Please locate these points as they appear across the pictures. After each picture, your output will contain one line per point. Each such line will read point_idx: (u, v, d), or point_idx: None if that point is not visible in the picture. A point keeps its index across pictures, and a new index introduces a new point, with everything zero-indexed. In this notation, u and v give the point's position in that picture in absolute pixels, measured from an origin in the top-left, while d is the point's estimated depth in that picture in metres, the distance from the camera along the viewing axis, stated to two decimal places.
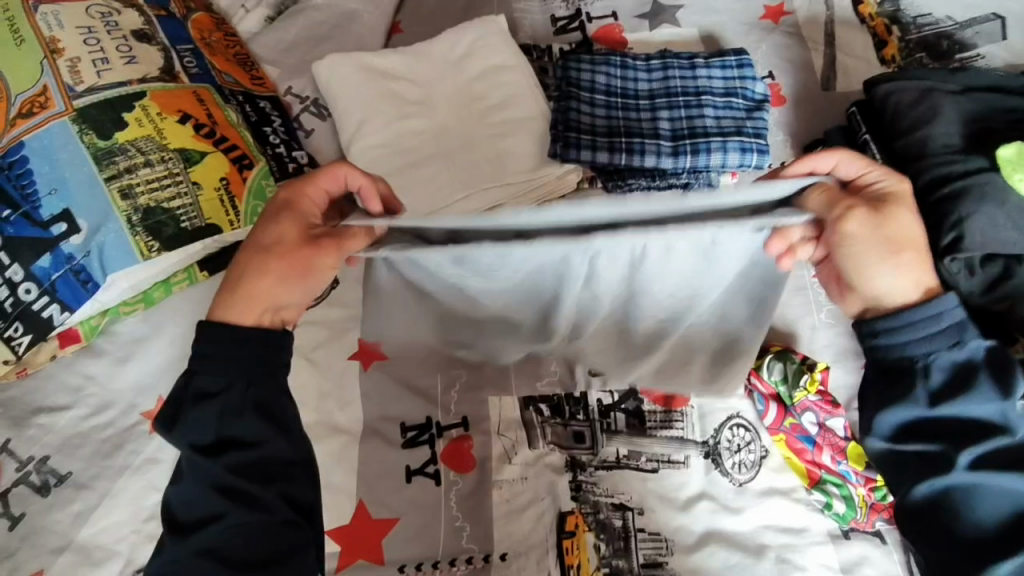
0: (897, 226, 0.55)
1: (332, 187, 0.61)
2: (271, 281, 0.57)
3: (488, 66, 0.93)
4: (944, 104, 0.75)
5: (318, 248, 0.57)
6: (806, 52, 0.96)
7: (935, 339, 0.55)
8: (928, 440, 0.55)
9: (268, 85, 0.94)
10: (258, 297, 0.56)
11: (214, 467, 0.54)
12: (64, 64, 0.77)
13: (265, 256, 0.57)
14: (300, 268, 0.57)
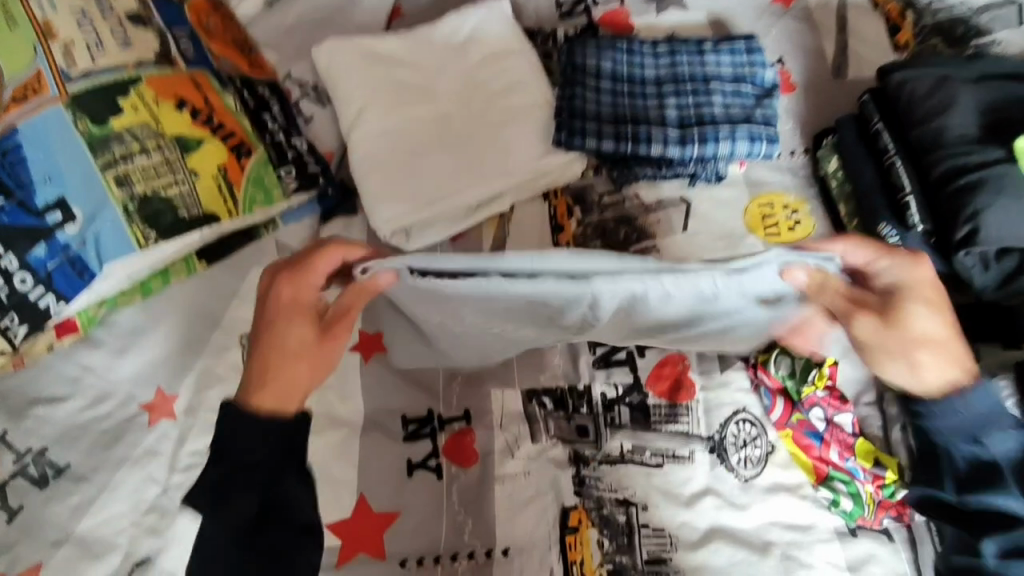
0: (914, 325, 0.57)
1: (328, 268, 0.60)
2: (297, 381, 0.60)
3: (491, 52, 0.91)
4: (959, 94, 0.73)
5: (331, 339, 0.62)
6: (817, 38, 0.93)
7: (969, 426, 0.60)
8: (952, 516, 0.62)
9: (266, 70, 0.92)
10: (291, 392, 0.59)
11: (227, 529, 0.55)
12: (57, 47, 0.75)
13: (286, 362, 0.59)
14: (321, 361, 0.62)
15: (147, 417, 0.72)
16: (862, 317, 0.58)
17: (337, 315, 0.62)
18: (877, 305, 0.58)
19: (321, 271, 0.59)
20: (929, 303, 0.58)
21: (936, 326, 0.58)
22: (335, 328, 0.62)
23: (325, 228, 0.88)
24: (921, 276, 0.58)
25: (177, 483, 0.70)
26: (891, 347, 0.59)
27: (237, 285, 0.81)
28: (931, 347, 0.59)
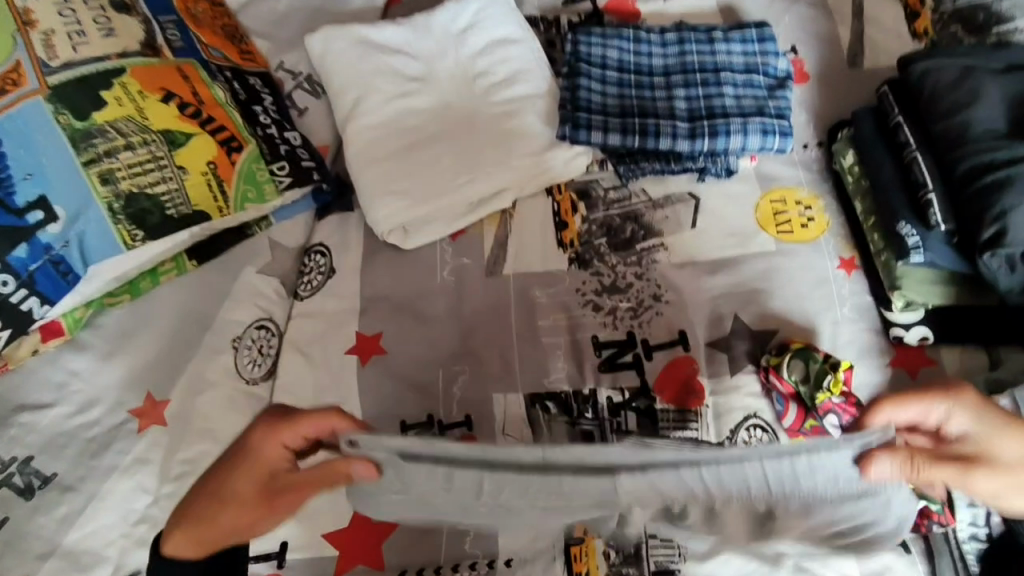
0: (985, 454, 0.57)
1: (310, 430, 0.56)
2: (226, 529, 0.58)
3: (492, 41, 0.87)
4: (987, 84, 0.71)
5: (278, 507, 0.57)
6: (832, 25, 0.90)
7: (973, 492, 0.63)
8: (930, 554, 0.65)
9: (258, 60, 0.89)
10: (205, 543, 0.58)
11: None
12: (37, 37, 0.72)
13: (223, 507, 0.57)
14: (270, 512, 0.57)
15: (137, 423, 0.70)
16: (999, 476, 0.57)
17: (287, 485, 0.57)
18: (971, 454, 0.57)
19: (302, 430, 0.56)
20: (1010, 429, 0.58)
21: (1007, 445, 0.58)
22: (278, 501, 0.57)
23: (320, 224, 0.85)
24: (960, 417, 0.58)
25: (168, 493, 0.67)
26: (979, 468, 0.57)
27: (229, 284, 0.78)
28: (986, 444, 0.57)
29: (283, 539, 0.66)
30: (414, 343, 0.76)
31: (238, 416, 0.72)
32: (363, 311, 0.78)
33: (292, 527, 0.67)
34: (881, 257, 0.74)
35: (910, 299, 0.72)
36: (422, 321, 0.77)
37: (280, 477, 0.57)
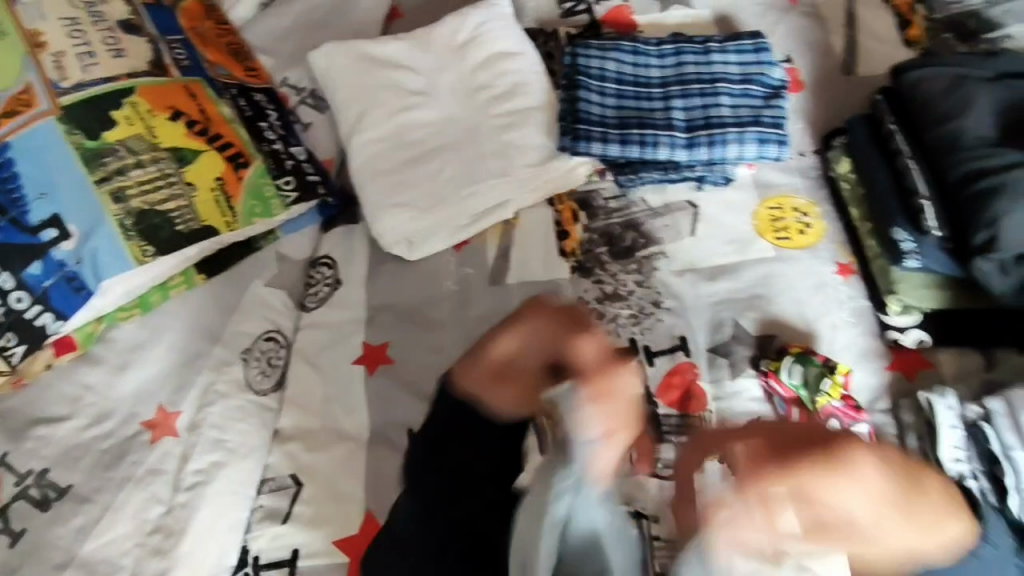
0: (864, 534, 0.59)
1: (564, 345, 0.65)
2: (478, 378, 0.65)
3: (493, 54, 0.89)
4: (976, 93, 0.72)
5: (500, 386, 0.64)
6: (825, 34, 0.91)
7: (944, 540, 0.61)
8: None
9: (263, 76, 0.90)
10: (473, 376, 0.65)
11: (436, 493, 0.63)
12: (48, 59, 0.74)
13: (487, 362, 0.65)
14: (498, 388, 0.64)
15: (149, 435, 0.71)
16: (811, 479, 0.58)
17: (519, 374, 0.64)
18: (838, 536, 0.59)
19: (586, 347, 0.64)
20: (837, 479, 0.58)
21: (878, 502, 0.59)
22: (508, 379, 0.64)
23: (325, 236, 0.86)
24: (872, 486, 0.58)
25: (181, 503, 0.68)
26: (863, 540, 0.60)
27: (238, 297, 0.80)
28: (893, 509, 0.59)
29: (295, 546, 0.69)
30: (421, 353, 0.78)
31: (248, 425, 0.73)
32: (370, 321, 0.80)
33: (304, 535, 0.70)
34: (877, 262, 0.76)
35: (907, 303, 0.73)
36: (428, 331, 0.79)
37: (520, 365, 0.65)
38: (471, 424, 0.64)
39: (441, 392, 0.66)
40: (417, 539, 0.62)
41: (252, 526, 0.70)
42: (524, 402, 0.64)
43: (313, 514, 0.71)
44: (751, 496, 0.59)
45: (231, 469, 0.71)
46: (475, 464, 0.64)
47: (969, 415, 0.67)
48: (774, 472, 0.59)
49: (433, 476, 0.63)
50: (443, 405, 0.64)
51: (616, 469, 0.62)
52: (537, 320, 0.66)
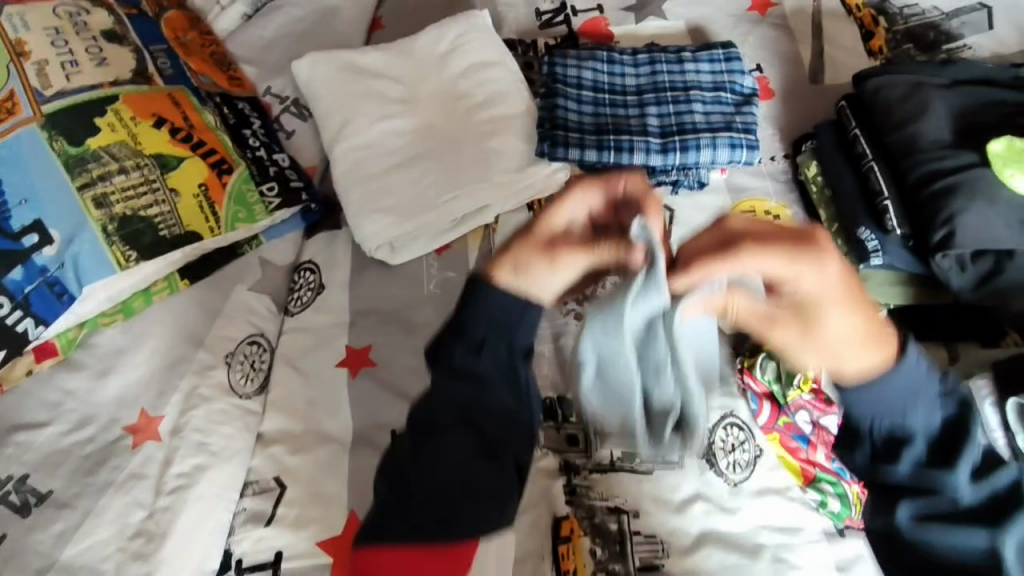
0: (828, 329, 0.56)
1: (609, 194, 0.58)
2: (524, 257, 0.60)
3: (473, 63, 0.91)
4: (933, 99, 0.76)
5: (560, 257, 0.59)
6: (793, 44, 0.95)
7: (898, 403, 0.59)
8: (876, 488, 0.62)
9: (246, 86, 0.92)
10: (513, 264, 0.60)
11: (458, 401, 0.61)
12: (31, 67, 0.74)
13: (528, 239, 0.60)
14: (554, 260, 0.60)
15: (131, 440, 0.71)
16: (804, 272, 0.53)
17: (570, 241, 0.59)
18: (790, 320, 0.57)
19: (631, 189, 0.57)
20: (836, 305, 0.55)
21: (858, 326, 0.56)
22: (563, 247, 0.59)
23: (308, 242, 0.87)
24: (829, 281, 0.54)
25: (163, 506, 0.68)
26: (815, 350, 0.58)
27: (221, 302, 0.80)
28: (857, 342, 0.57)
29: (277, 548, 0.69)
30: (403, 355, 0.79)
31: (231, 428, 0.74)
32: (353, 325, 0.82)
33: (287, 537, 0.70)
34: None
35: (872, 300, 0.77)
36: (411, 334, 0.80)
37: (574, 234, 0.59)
38: (500, 309, 0.60)
39: (473, 290, 0.61)
40: (450, 434, 0.60)
41: (235, 529, 0.71)
42: (577, 264, 0.60)
43: (296, 516, 0.71)
44: (690, 275, 0.54)
45: (214, 472, 0.71)
46: (496, 354, 0.61)
47: None
48: (714, 253, 0.54)
49: (459, 387, 0.61)
50: (477, 297, 0.61)
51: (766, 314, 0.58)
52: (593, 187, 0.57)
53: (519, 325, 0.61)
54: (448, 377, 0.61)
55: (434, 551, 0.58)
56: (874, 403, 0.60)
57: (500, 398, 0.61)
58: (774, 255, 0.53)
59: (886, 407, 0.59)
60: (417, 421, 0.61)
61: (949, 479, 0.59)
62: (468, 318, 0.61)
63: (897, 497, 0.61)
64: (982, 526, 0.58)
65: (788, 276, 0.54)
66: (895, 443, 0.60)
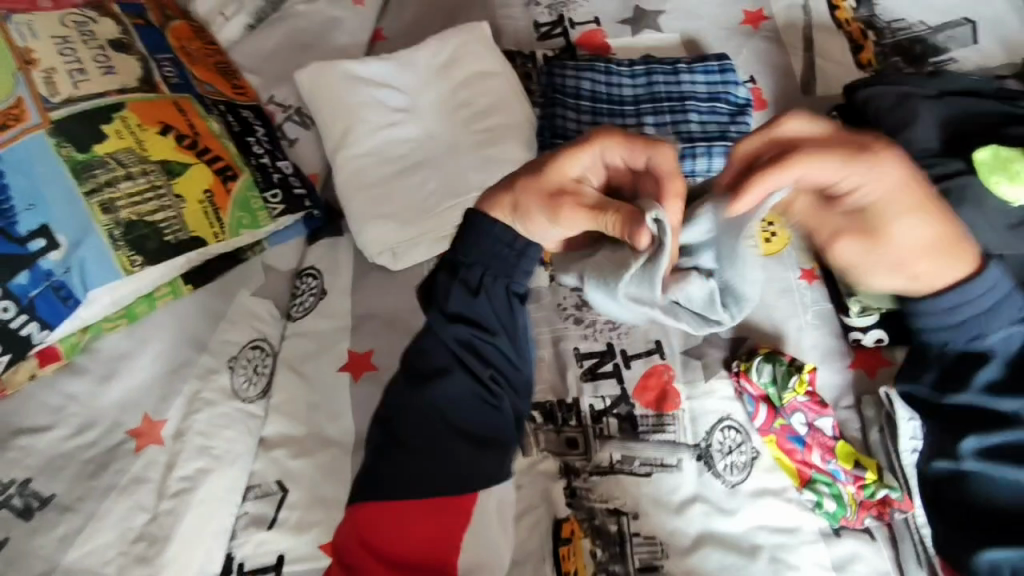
0: (898, 238, 0.58)
1: (627, 156, 0.57)
2: (523, 199, 0.60)
3: (473, 73, 0.93)
4: (922, 109, 0.79)
5: (557, 210, 0.58)
6: (785, 56, 0.97)
7: (976, 321, 0.63)
8: (943, 418, 0.67)
9: (250, 94, 0.93)
10: (511, 201, 0.61)
11: (449, 343, 0.62)
12: (39, 75, 0.76)
13: (532, 181, 0.60)
14: (552, 210, 0.58)
15: (134, 443, 0.71)
16: (866, 173, 0.55)
17: (572, 198, 0.58)
18: (856, 231, 0.58)
19: (658, 160, 0.55)
20: (904, 210, 0.57)
21: (925, 232, 0.58)
22: (563, 204, 0.58)
23: (311, 248, 0.89)
24: (891, 182, 0.56)
25: (166, 510, 0.68)
26: (883, 263, 0.60)
27: (224, 307, 0.81)
28: (922, 253, 0.59)
29: (280, 552, 0.70)
30: None
31: (234, 432, 0.74)
32: (355, 329, 0.83)
33: (290, 540, 0.70)
34: None
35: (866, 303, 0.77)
36: (412, 338, 0.82)
37: (581, 192, 0.58)
38: (489, 243, 0.62)
39: (470, 222, 0.63)
40: (445, 374, 0.62)
41: (237, 533, 0.71)
42: (574, 224, 0.58)
43: (300, 519, 0.71)
44: (750, 193, 0.52)
45: (217, 475, 0.72)
46: (494, 293, 0.63)
47: None
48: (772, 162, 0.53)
49: (449, 330, 0.62)
50: (472, 228, 0.62)
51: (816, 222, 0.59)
52: (609, 142, 0.57)
53: (518, 263, 0.63)
54: (443, 319, 0.63)
55: (427, 503, 0.60)
56: (937, 323, 0.64)
57: (497, 341, 0.63)
58: (829, 159, 0.54)
59: (963, 323, 0.63)
60: (412, 368, 0.63)
61: (1023, 406, 0.64)
62: (467, 255, 0.63)
63: (965, 428, 0.65)
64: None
65: (848, 177, 0.55)
66: (971, 365, 0.65)
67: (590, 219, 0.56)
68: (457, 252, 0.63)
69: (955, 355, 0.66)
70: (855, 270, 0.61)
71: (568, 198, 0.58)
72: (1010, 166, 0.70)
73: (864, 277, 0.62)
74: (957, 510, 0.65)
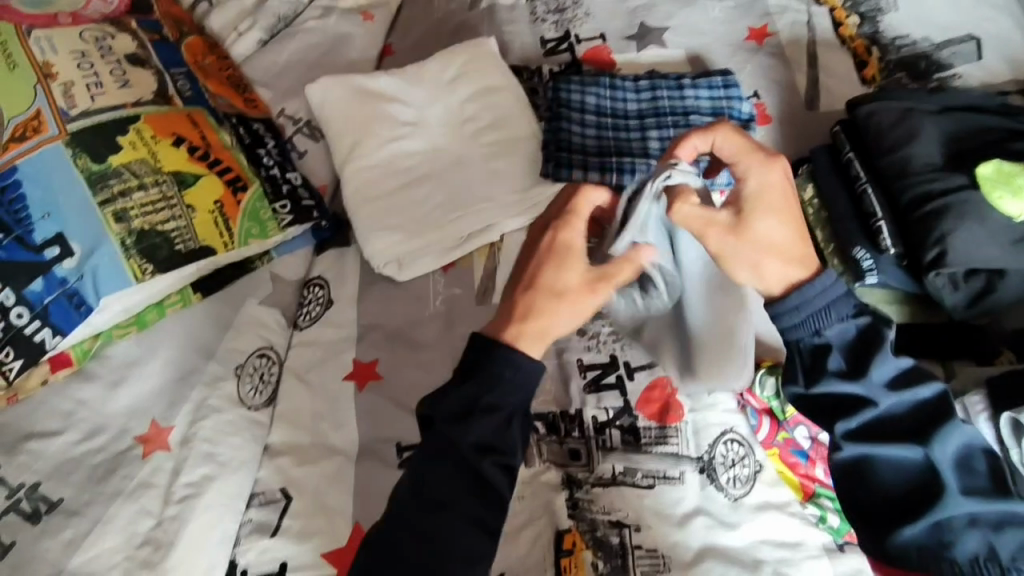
0: (758, 232, 0.64)
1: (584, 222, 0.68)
2: (561, 312, 0.64)
3: (480, 88, 0.94)
4: (924, 124, 0.80)
5: (598, 290, 0.65)
6: (789, 72, 0.98)
7: (812, 318, 0.65)
8: (818, 408, 0.65)
9: (261, 107, 0.95)
10: (548, 324, 0.63)
11: (461, 454, 0.59)
12: (57, 88, 0.78)
13: (560, 298, 0.64)
14: (571, 304, 0.64)
15: (142, 449, 0.72)
16: (753, 169, 0.65)
17: (599, 274, 0.66)
18: (727, 220, 0.65)
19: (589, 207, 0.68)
20: (774, 215, 0.65)
21: (783, 237, 0.65)
22: (602, 288, 0.65)
23: (318, 258, 0.90)
24: (772, 181, 0.65)
25: (171, 515, 0.69)
26: (742, 254, 0.65)
27: (232, 315, 0.82)
28: (777, 254, 0.65)
29: (282, 560, 0.70)
30: (409, 369, 0.81)
31: (239, 440, 0.75)
32: (360, 339, 0.83)
33: (292, 548, 0.71)
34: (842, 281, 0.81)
35: None
36: (416, 350, 0.82)
37: (597, 271, 0.66)
38: (517, 372, 0.60)
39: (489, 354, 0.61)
40: (448, 493, 0.59)
41: (240, 540, 0.72)
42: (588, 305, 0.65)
43: (302, 527, 0.72)
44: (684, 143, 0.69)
45: (221, 482, 0.72)
46: (510, 414, 0.61)
47: None
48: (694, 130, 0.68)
49: (463, 448, 0.59)
50: (483, 351, 0.61)
51: (697, 222, 0.65)
52: (574, 222, 0.67)
53: (532, 377, 0.61)
54: (455, 440, 0.59)
55: None
56: (794, 319, 0.65)
57: (516, 466, 0.61)
58: (738, 142, 0.66)
59: (800, 318, 0.65)
60: (418, 484, 0.59)
61: (867, 387, 0.63)
62: (490, 385, 0.60)
63: (835, 416, 0.64)
64: (915, 441, 0.61)
65: (740, 163, 0.66)
66: (818, 356, 0.65)
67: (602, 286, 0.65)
68: (477, 371, 0.61)
69: (805, 350, 0.66)
70: (722, 259, 0.66)
71: (591, 275, 0.66)
72: (1013, 181, 0.72)
73: (731, 271, 0.66)
74: (863, 505, 0.62)
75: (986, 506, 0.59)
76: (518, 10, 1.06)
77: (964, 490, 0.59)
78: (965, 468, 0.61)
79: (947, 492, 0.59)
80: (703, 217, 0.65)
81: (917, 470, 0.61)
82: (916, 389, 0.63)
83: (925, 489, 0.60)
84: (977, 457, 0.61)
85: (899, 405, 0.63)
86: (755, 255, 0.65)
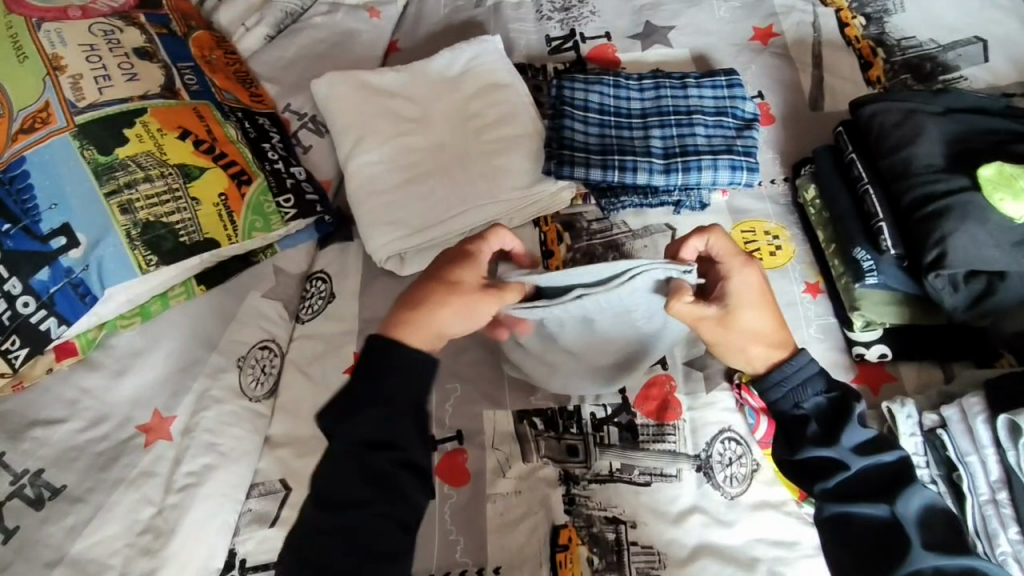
0: (744, 324, 0.67)
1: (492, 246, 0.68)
2: (441, 308, 0.64)
3: (484, 85, 0.94)
4: (927, 125, 0.80)
5: (480, 302, 0.65)
6: (794, 72, 0.98)
7: (792, 392, 0.67)
8: (797, 472, 0.66)
9: (267, 102, 0.96)
10: (428, 317, 0.64)
11: (360, 452, 0.58)
12: (66, 81, 0.79)
13: (444, 291, 0.65)
14: (462, 305, 0.65)
15: (144, 438, 0.73)
16: (744, 270, 0.67)
17: (483, 289, 0.66)
18: (720, 317, 0.66)
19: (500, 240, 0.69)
20: (758, 308, 0.67)
21: (766, 327, 0.67)
22: (478, 301, 0.65)
23: (321, 253, 0.90)
24: (757, 282, 0.67)
25: (172, 504, 0.70)
26: (731, 342, 0.68)
27: (234, 307, 0.83)
28: (762, 340, 0.68)
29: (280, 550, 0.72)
30: None
31: (240, 430, 0.76)
32: (361, 333, 0.84)
33: None
34: (841, 280, 0.83)
35: (869, 318, 0.80)
36: None
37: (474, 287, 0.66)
38: (399, 365, 0.61)
39: (382, 350, 0.61)
40: (356, 499, 0.58)
41: (240, 529, 0.73)
42: (477, 311, 0.66)
43: None
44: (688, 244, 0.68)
45: (222, 472, 0.73)
46: (407, 410, 0.60)
47: (927, 423, 0.72)
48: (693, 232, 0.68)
49: (364, 452, 0.58)
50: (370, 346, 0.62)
51: (694, 315, 0.66)
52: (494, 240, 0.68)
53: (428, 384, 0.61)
54: (349, 447, 0.59)
55: None
56: (776, 394, 0.67)
57: (417, 456, 0.60)
58: (729, 244, 0.67)
59: (780, 392, 0.67)
60: (326, 494, 0.58)
61: (840, 451, 0.64)
62: (374, 383, 0.60)
63: (813, 476, 0.64)
64: (882, 499, 0.62)
65: (728, 263, 0.67)
66: (798, 425, 0.66)
67: (493, 302, 0.66)
68: (357, 372, 0.61)
69: (783, 418, 0.67)
70: (713, 345, 0.69)
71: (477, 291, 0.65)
72: (1015, 183, 0.71)
73: (721, 354, 0.70)
74: (838, 560, 0.61)
75: (950, 561, 0.58)
76: (524, 7, 1.06)
77: (925, 544, 0.60)
78: (934, 525, 0.61)
79: (914, 546, 0.59)
80: (698, 310, 0.66)
81: (887, 529, 0.61)
82: (886, 453, 0.64)
83: (892, 544, 0.60)
84: (939, 514, 0.61)
85: (870, 466, 0.64)
86: (741, 346, 0.68)
